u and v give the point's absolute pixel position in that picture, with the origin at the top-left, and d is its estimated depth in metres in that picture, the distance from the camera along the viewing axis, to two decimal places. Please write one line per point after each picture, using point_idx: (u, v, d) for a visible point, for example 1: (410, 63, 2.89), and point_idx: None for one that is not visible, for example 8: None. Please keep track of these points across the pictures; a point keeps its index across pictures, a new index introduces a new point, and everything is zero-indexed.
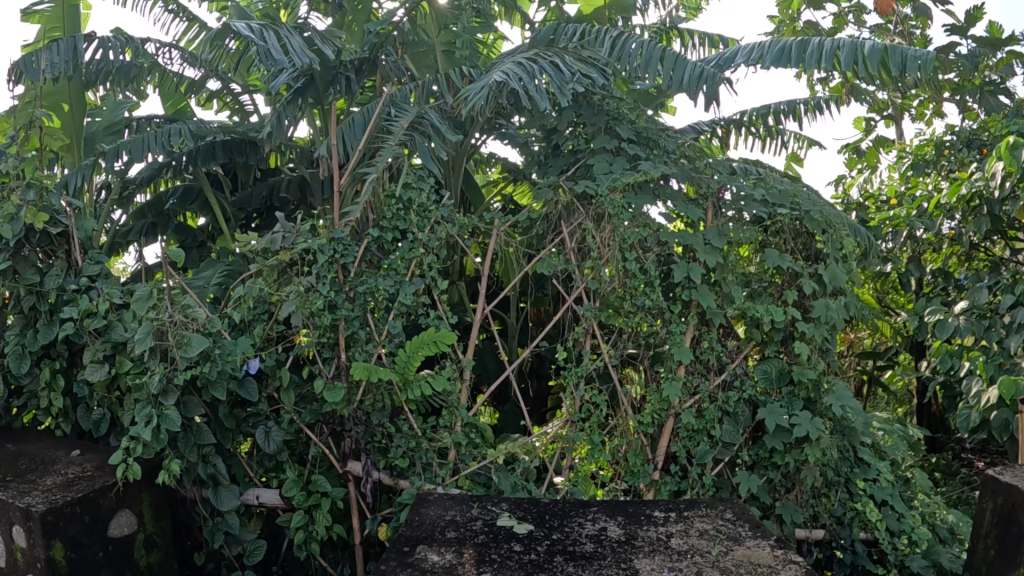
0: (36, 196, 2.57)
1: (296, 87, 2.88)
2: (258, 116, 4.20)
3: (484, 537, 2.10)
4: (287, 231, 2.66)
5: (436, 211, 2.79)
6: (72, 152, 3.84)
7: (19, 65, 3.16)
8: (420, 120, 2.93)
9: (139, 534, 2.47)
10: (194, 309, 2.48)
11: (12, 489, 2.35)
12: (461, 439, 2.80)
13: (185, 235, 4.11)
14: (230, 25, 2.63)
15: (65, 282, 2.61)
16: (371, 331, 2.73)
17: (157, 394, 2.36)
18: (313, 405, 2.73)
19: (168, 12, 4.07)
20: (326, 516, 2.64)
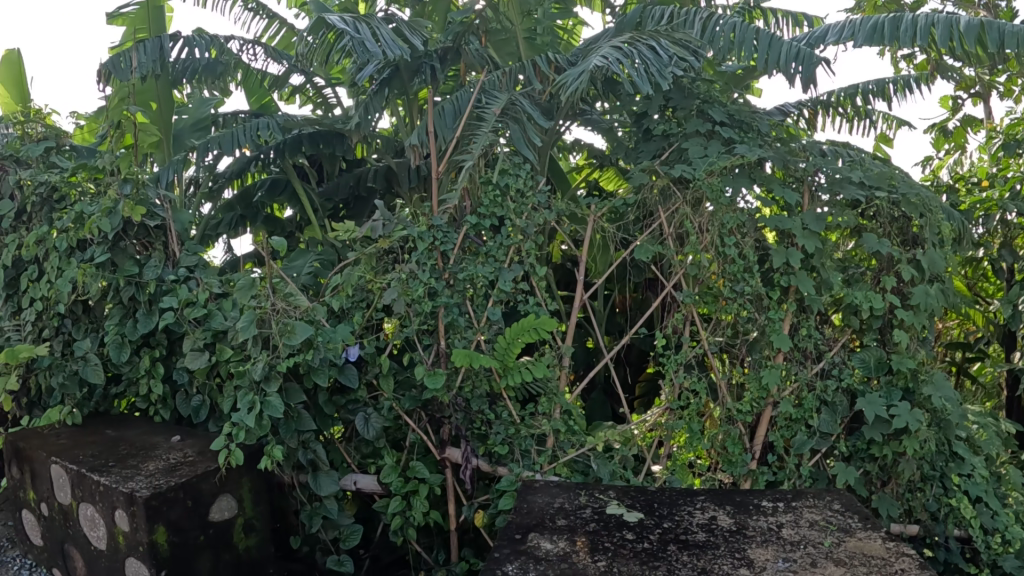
0: (132, 190, 2.67)
1: (382, 77, 3.03)
2: (340, 108, 4.22)
3: (596, 525, 2.21)
4: (387, 219, 2.76)
5: (533, 196, 2.83)
6: (162, 149, 3.88)
7: (109, 64, 3.14)
8: (511, 106, 2.97)
9: (240, 517, 2.54)
10: (295, 296, 2.55)
11: (115, 472, 2.41)
12: (560, 426, 2.84)
13: (273, 226, 4.21)
14: (324, 17, 2.75)
15: (163, 272, 2.71)
16: (470, 317, 2.79)
17: (260, 381, 2.43)
18: (412, 392, 2.80)
19: (247, 11, 4.09)
20: (423, 502, 2.72)
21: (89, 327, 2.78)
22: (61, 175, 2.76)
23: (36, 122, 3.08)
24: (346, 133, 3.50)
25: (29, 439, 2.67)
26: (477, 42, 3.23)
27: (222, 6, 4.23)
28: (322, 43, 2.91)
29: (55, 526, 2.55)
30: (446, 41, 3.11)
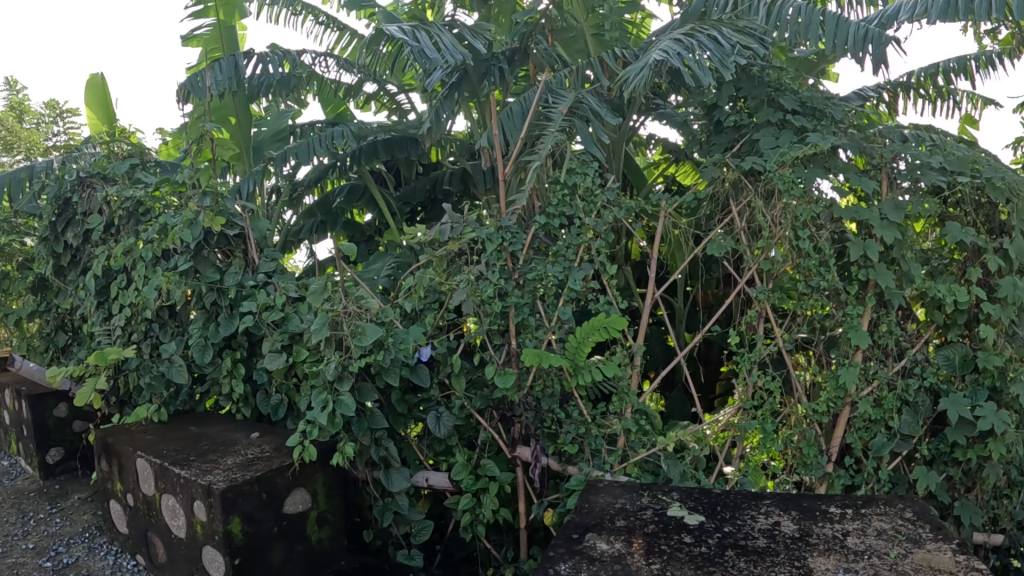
0: (212, 202, 2.83)
1: (451, 81, 2.98)
2: (414, 114, 4.32)
3: (654, 527, 2.13)
4: (455, 221, 2.76)
5: (602, 195, 2.74)
6: (243, 161, 4.16)
7: (187, 84, 3.32)
8: (579, 105, 2.94)
9: (313, 511, 2.67)
10: (367, 300, 2.68)
11: (196, 466, 2.56)
12: (632, 426, 2.76)
13: (353, 230, 4.39)
14: (383, 29, 2.71)
15: (243, 279, 2.86)
16: (541, 317, 2.75)
17: (333, 381, 2.52)
18: (484, 391, 2.79)
19: (319, 25, 4.24)
20: (493, 499, 2.72)
21: (176, 330, 3.00)
22: (146, 191, 2.99)
23: (122, 140, 3.49)
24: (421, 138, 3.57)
25: (118, 435, 2.88)
26: (546, 42, 3.19)
27: (295, 22, 4.40)
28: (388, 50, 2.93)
29: (140, 515, 2.73)
30: (512, 43, 3.14)
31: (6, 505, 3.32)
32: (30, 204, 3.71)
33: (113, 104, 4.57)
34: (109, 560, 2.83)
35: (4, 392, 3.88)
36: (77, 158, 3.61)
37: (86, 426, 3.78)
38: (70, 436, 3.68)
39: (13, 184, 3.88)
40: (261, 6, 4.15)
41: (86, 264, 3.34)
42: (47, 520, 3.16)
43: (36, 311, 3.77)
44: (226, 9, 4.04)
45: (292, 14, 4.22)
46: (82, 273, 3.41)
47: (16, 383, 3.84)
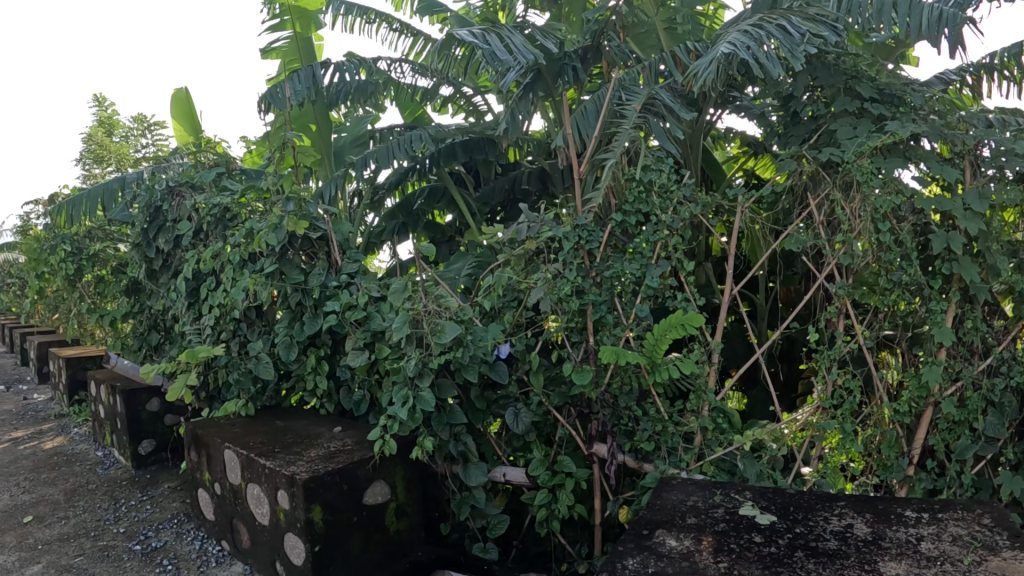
0: (294, 207, 2.98)
1: (526, 82, 2.86)
2: (491, 115, 4.38)
3: (725, 525, 1.93)
4: (532, 220, 2.54)
5: (678, 190, 2.46)
6: (324, 166, 4.34)
7: (268, 95, 3.52)
8: (652, 102, 2.79)
9: (392, 502, 2.65)
10: (446, 299, 2.56)
11: (280, 457, 2.58)
12: (709, 424, 2.52)
13: (434, 231, 4.47)
14: (453, 33, 2.64)
15: (326, 279, 2.99)
16: (619, 314, 2.48)
17: (413, 377, 2.44)
18: (562, 388, 2.60)
19: (393, 32, 4.36)
20: (569, 496, 2.52)
21: (262, 329, 3.17)
22: (233, 198, 3.17)
23: (208, 151, 3.75)
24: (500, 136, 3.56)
25: (206, 428, 2.98)
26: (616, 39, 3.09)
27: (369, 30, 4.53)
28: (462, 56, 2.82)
29: (225, 503, 2.77)
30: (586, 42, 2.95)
31: (100, 491, 3.50)
32: (122, 211, 3.98)
33: (197, 116, 4.84)
34: (195, 545, 2.88)
35: (101, 387, 4.12)
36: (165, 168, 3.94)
37: (177, 420, 3.98)
38: (161, 429, 3.88)
39: (106, 194, 4.22)
40: (335, 16, 4.29)
41: (177, 268, 3.57)
42: (138, 506, 3.28)
43: (130, 312, 4.07)
44: (302, 22, 4.23)
45: (367, 23, 4.34)
46: (173, 276, 3.64)
47: (113, 379, 4.06)
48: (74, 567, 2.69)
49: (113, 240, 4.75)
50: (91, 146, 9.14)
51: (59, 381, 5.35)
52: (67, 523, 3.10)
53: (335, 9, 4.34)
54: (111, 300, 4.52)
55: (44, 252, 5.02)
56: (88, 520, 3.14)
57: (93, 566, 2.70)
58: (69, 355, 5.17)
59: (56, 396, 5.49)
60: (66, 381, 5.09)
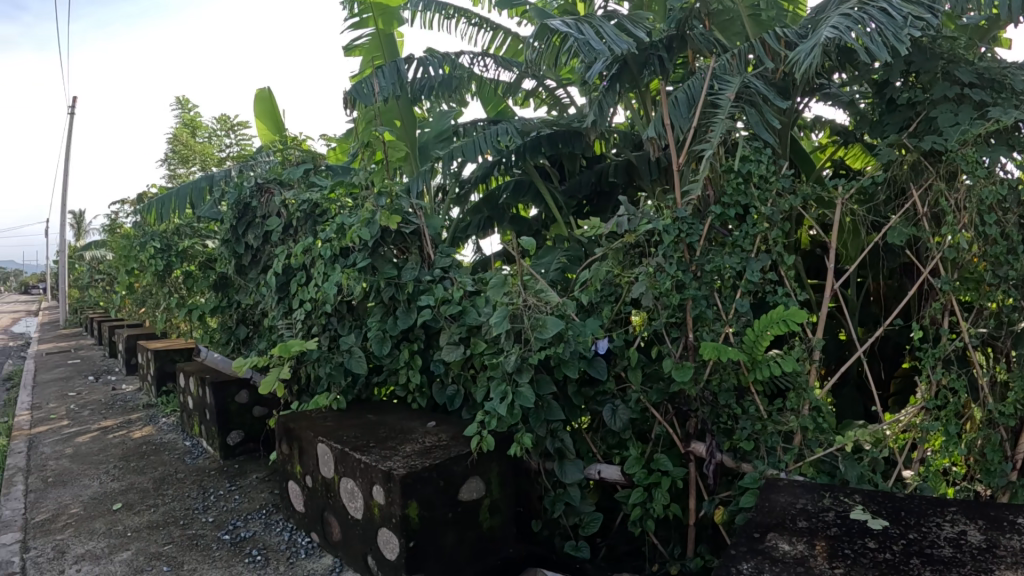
0: (387, 202, 2.99)
1: (611, 75, 2.75)
2: (574, 107, 4.35)
3: (838, 530, 1.77)
4: (632, 212, 2.37)
5: (777, 181, 2.27)
6: (410, 162, 4.18)
7: (354, 92, 3.59)
8: (745, 91, 2.49)
9: (487, 499, 2.51)
10: (547, 293, 2.43)
11: (377, 452, 2.51)
12: (810, 424, 2.26)
13: (520, 225, 4.36)
14: (547, 22, 2.59)
15: (419, 274, 2.97)
16: (718, 309, 2.32)
17: (513, 372, 2.37)
18: (660, 384, 2.44)
19: (472, 27, 4.37)
20: (666, 495, 2.36)
21: (352, 323, 3.20)
22: (322, 194, 3.26)
23: (294, 149, 3.98)
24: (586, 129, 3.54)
25: (298, 421, 2.98)
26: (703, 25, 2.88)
27: (449, 25, 4.56)
28: (550, 46, 2.82)
29: (317, 495, 2.74)
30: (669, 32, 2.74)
31: (190, 480, 3.61)
32: (212, 209, 4.08)
33: (281, 114, 4.94)
34: (285, 536, 2.91)
35: (190, 379, 4.23)
36: (253, 166, 4.07)
37: (266, 412, 4.08)
38: (249, 420, 3.99)
39: (195, 192, 4.29)
40: (415, 12, 4.34)
41: (266, 263, 3.65)
42: (227, 496, 3.37)
43: (218, 306, 4.20)
44: (384, 18, 4.20)
45: (445, 18, 4.37)
46: (263, 271, 3.73)
47: (202, 371, 4.17)
48: (163, 554, 2.75)
49: (199, 236, 4.85)
50: (176, 146, 9.35)
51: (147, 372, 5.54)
52: (156, 512, 3.20)
53: (413, 5, 4.37)
54: (199, 294, 4.66)
55: (135, 248, 5.19)
56: (177, 508, 3.23)
57: (182, 554, 2.75)
58: (158, 348, 5.36)
59: (144, 385, 5.71)
60: (155, 372, 5.26)
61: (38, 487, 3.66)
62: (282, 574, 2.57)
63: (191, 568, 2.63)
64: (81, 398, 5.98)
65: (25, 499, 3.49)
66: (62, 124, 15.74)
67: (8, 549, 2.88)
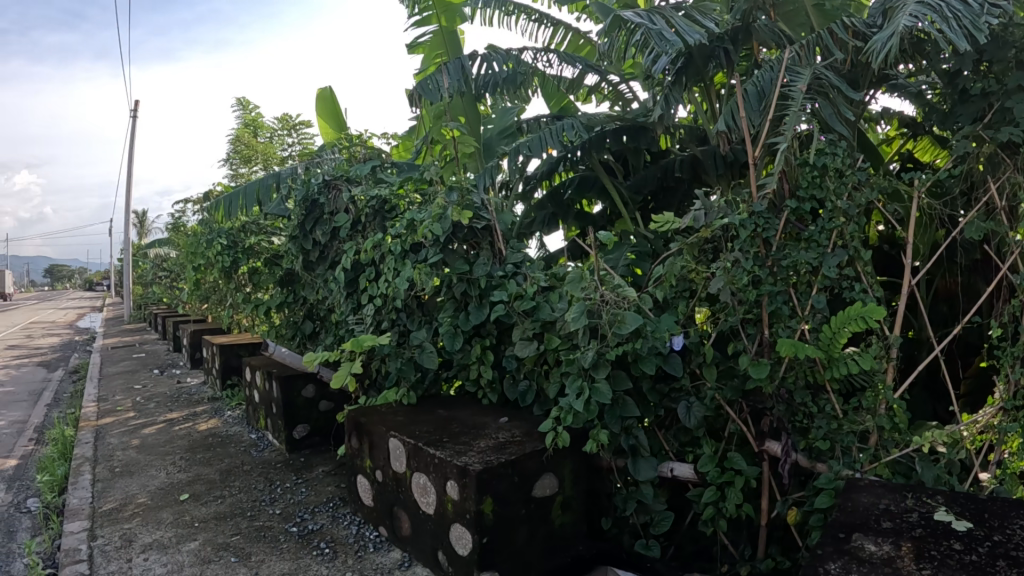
0: (457, 198, 2.99)
1: (675, 68, 2.64)
2: (637, 101, 4.30)
3: (923, 531, 1.65)
4: (709, 206, 2.31)
5: (854, 174, 2.14)
6: (474, 159, 4.13)
7: (420, 89, 3.67)
8: (817, 80, 2.41)
9: (559, 496, 2.48)
10: (625, 288, 2.39)
11: (451, 447, 2.50)
12: (887, 423, 2.08)
13: (586, 221, 4.20)
14: (619, 14, 2.59)
15: (492, 270, 2.99)
16: (794, 306, 2.17)
17: (590, 368, 2.33)
18: (735, 380, 2.27)
19: (532, 22, 4.37)
20: (739, 495, 2.18)
21: (422, 318, 3.24)
22: (391, 190, 3.33)
23: (359, 146, 4.07)
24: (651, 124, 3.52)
25: (368, 416, 2.96)
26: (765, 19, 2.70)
27: (509, 22, 4.56)
28: (618, 39, 2.81)
29: (388, 490, 2.74)
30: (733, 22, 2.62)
31: (256, 473, 3.69)
32: (278, 206, 4.16)
33: (342, 111, 5.02)
34: (352, 529, 2.94)
35: (256, 372, 4.30)
36: (319, 163, 4.13)
37: (331, 406, 4.14)
38: (315, 414, 4.04)
39: (262, 190, 4.37)
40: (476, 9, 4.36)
41: (334, 259, 3.70)
42: (293, 489, 3.44)
43: (284, 301, 4.29)
44: (447, 15, 4.22)
45: (505, 15, 4.38)
46: (330, 267, 3.78)
47: (269, 365, 4.24)
48: (230, 545, 2.82)
49: (265, 232, 4.93)
50: (237, 146, 9.51)
51: (212, 365, 5.68)
52: (222, 503, 3.28)
53: (473, 1, 4.38)
54: (264, 289, 4.75)
55: (201, 244, 5.31)
56: (244, 500, 3.31)
57: (250, 545, 2.82)
58: (223, 342, 5.48)
59: (209, 380, 5.85)
60: (220, 366, 5.38)
61: (105, 476, 3.78)
62: (352, 567, 2.61)
63: (259, 559, 2.69)
64: (146, 391, 6.15)
65: (92, 488, 3.60)
66: (128, 124, 16.19)
67: (76, 537, 2.98)
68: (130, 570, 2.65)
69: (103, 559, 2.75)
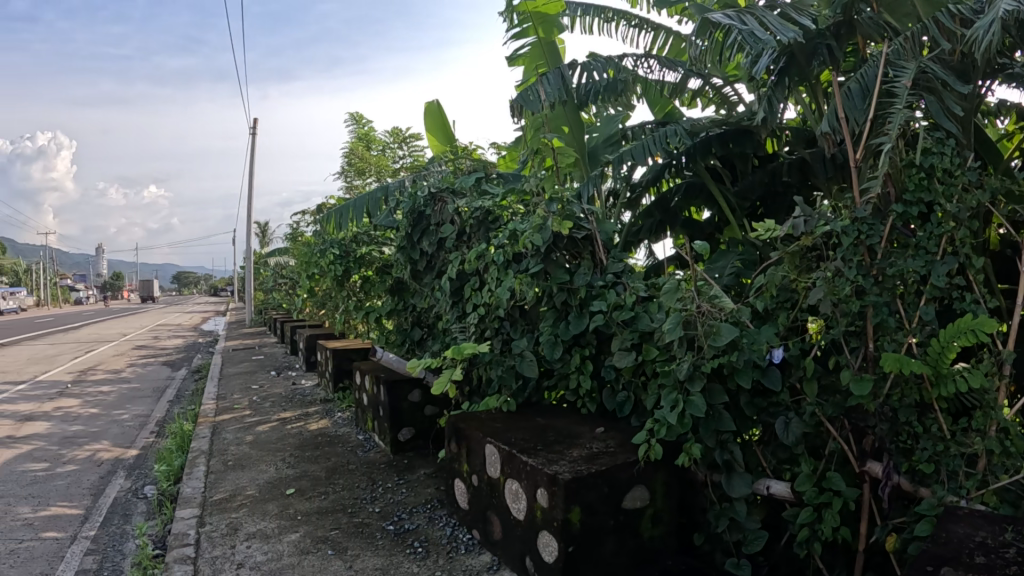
0: (558, 208, 3.02)
1: (777, 69, 2.57)
2: (742, 103, 4.14)
3: (1018, 569, 1.50)
4: (810, 213, 2.22)
5: (964, 174, 1.97)
6: (580, 166, 4.08)
7: (520, 100, 3.78)
8: (922, 74, 2.31)
9: (649, 508, 2.42)
10: (721, 298, 2.31)
11: (544, 455, 2.50)
12: (997, 447, 1.87)
13: (692, 229, 4.05)
14: (708, 17, 2.55)
15: (593, 279, 2.95)
16: (901, 317, 2.02)
17: (684, 380, 2.27)
18: (837, 397, 2.14)
19: (632, 28, 4.32)
20: (836, 516, 2.07)
21: (525, 327, 3.26)
22: (495, 201, 3.42)
23: (465, 159, 4.18)
24: (754, 128, 3.47)
25: (467, 421, 3.01)
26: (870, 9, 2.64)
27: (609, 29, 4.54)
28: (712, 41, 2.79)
29: (482, 494, 2.77)
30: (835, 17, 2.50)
31: (360, 472, 3.83)
32: (387, 217, 4.31)
33: (449, 124, 5.15)
34: (447, 530, 3.01)
35: (365, 377, 4.47)
36: (427, 176, 4.25)
37: (436, 411, 4.23)
38: (421, 418, 4.15)
39: (371, 203, 4.51)
40: (574, 18, 4.36)
41: (440, 267, 3.81)
42: (394, 489, 3.54)
43: (394, 309, 4.46)
44: (544, 26, 4.26)
45: (605, 21, 4.36)
46: (436, 276, 3.88)
47: (377, 369, 4.40)
48: (329, 539, 2.95)
49: (376, 242, 5.15)
50: (352, 158, 9.93)
51: (327, 368, 5.95)
52: (326, 499, 3.43)
53: (572, 10, 4.40)
54: (375, 297, 4.95)
55: (317, 254, 5.61)
56: (346, 497, 3.44)
57: (347, 540, 2.93)
58: (337, 347, 5.73)
59: (322, 382, 6.13)
60: (333, 369, 5.63)
61: (218, 469, 4.04)
62: (443, 567, 2.67)
63: (354, 553, 2.80)
64: (263, 390, 6.54)
65: (205, 479, 3.86)
66: (255, 141, 17.21)
67: (186, 523, 3.20)
68: (233, 556, 2.83)
69: (208, 545, 2.95)
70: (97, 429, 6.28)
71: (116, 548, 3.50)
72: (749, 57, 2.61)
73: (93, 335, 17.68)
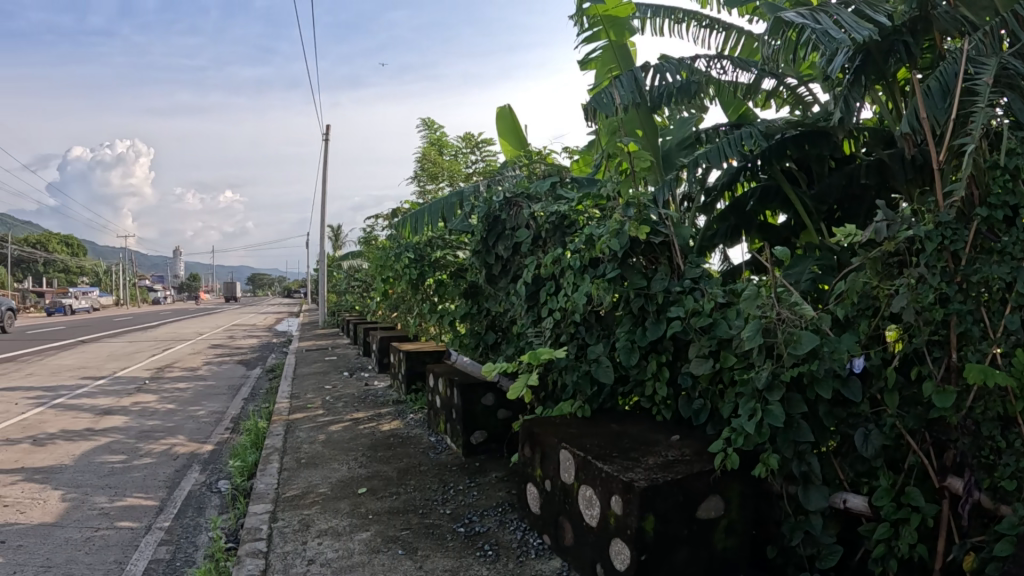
0: (634, 213, 2.97)
1: (854, 65, 2.64)
2: (818, 103, 4.01)
3: None
4: (891, 218, 2.12)
5: None
6: (654, 170, 4.02)
7: (595, 103, 3.74)
8: (1004, 71, 2.18)
9: (723, 519, 2.35)
10: (802, 306, 2.25)
11: (619, 462, 2.47)
12: None
13: (768, 233, 3.93)
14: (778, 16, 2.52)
15: (669, 285, 2.90)
16: (987, 327, 1.91)
17: (763, 389, 2.23)
18: (918, 408, 2.04)
19: (703, 29, 4.25)
20: (914, 533, 1.98)
21: (601, 332, 3.22)
22: (571, 206, 3.39)
23: (540, 164, 4.19)
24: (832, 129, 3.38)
25: (542, 426, 3.01)
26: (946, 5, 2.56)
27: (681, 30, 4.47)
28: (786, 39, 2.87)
29: (555, 499, 2.76)
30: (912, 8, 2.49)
31: (433, 474, 3.88)
32: (461, 222, 4.35)
33: (522, 129, 5.17)
34: (517, 534, 3.01)
35: (439, 380, 4.53)
36: (503, 180, 4.28)
37: (509, 414, 4.25)
38: (493, 422, 4.18)
39: (448, 207, 4.56)
40: (644, 19, 4.30)
41: (515, 272, 3.83)
42: (464, 491, 3.57)
43: (469, 313, 4.52)
44: (615, 29, 4.21)
45: (676, 23, 4.29)
46: (512, 280, 3.91)
47: (451, 372, 4.45)
48: (399, 538, 3.00)
49: (450, 246, 5.22)
50: (425, 164, 10.06)
51: (400, 370, 6.06)
52: (396, 499, 3.49)
53: (643, 12, 4.35)
54: (450, 301, 5.01)
55: (392, 258, 5.72)
56: (417, 498, 3.49)
57: (418, 540, 2.97)
58: (411, 350, 5.83)
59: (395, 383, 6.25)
60: (406, 372, 5.72)
61: (292, 466, 4.16)
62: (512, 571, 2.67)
63: (425, 554, 2.84)
64: (337, 391, 6.72)
65: (278, 476, 3.98)
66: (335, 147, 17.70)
67: (259, 518, 3.31)
68: (304, 552, 2.91)
69: (280, 540, 3.04)
70: (174, 425, 6.56)
71: (189, 540, 3.65)
72: (824, 56, 2.52)
73: (185, 334, 18.51)
